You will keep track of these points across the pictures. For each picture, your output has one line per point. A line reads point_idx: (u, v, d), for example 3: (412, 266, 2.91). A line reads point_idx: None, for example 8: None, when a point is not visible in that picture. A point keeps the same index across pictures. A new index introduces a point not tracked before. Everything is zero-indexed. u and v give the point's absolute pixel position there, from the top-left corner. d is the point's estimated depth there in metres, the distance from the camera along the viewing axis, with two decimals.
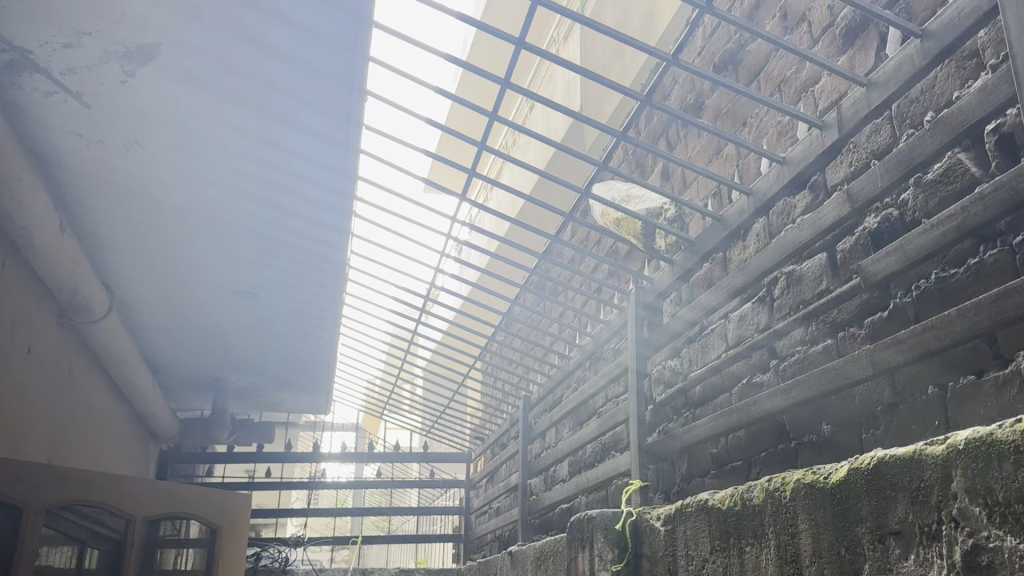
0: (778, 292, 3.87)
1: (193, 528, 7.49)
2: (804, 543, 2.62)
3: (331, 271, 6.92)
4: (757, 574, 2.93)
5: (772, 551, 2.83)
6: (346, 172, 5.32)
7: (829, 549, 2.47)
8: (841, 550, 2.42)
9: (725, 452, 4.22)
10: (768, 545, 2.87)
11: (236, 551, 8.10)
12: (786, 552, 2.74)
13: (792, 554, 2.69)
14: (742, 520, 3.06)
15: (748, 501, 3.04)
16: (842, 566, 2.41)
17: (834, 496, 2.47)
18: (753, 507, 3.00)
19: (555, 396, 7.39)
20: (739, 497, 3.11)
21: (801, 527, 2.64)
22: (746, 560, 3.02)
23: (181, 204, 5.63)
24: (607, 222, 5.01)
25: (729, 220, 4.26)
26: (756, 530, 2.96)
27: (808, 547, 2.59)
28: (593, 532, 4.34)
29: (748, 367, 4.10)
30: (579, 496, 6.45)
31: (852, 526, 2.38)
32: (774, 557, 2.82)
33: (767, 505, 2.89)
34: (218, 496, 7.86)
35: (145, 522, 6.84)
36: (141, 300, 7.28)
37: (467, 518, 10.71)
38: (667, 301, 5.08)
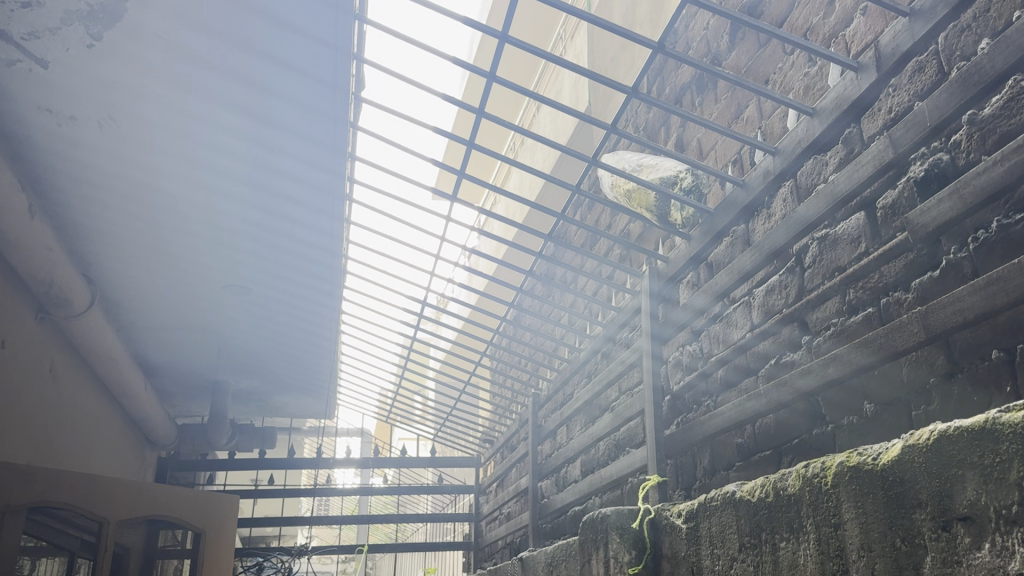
0: (810, 261, 3.50)
1: (178, 533, 7.22)
2: (850, 534, 2.22)
3: (329, 261, 6.58)
4: (795, 573, 2.54)
5: (812, 547, 2.44)
6: (338, 149, 4.99)
7: (882, 542, 2.07)
8: (895, 541, 2.02)
9: (752, 441, 3.85)
10: (807, 542, 2.48)
11: (220, 554, 7.88)
12: (829, 547, 2.35)
13: (836, 548, 2.29)
14: (774, 513, 2.68)
15: (781, 491, 2.67)
16: (897, 561, 2.01)
17: (884, 479, 2.08)
18: (788, 497, 2.61)
19: (565, 393, 7.00)
20: (772, 487, 2.72)
21: (845, 517, 2.25)
22: (781, 558, 2.63)
23: (164, 189, 5.35)
24: (618, 194, 4.60)
25: (751, 185, 3.88)
26: (793, 523, 2.58)
27: (854, 541, 2.19)
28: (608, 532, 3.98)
29: (775, 348, 3.72)
30: (593, 497, 6.07)
31: (907, 512, 1.99)
32: (815, 554, 2.42)
33: (805, 494, 2.51)
34: (202, 500, 7.59)
35: (122, 524, 6.41)
36: (129, 296, 6.98)
37: (477, 526, 10.30)
38: (682, 281, 4.70)
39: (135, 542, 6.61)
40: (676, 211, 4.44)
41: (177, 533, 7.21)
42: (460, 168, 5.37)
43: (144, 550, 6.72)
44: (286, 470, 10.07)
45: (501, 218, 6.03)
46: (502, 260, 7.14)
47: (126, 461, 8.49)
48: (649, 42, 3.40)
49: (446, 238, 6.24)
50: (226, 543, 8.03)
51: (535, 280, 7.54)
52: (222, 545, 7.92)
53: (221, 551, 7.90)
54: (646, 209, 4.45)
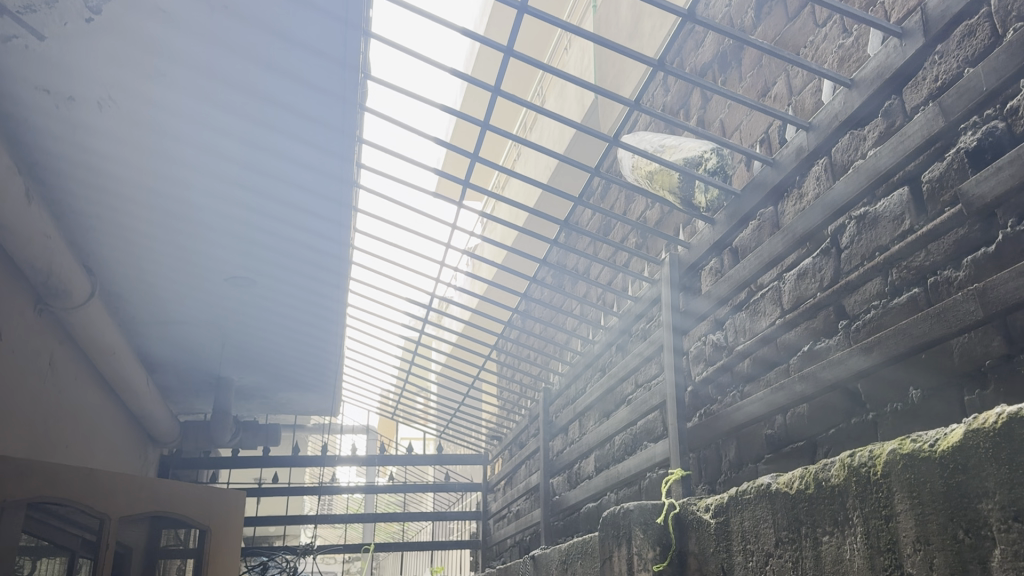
0: (847, 241, 3.33)
1: (184, 531, 7.07)
2: (904, 526, 2.03)
3: (336, 252, 6.44)
4: (840, 569, 2.36)
5: (860, 540, 2.25)
6: (344, 129, 4.86)
7: (942, 534, 1.88)
8: (957, 534, 1.84)
9: (784, 433, 3.68)
10: (853, 535, 2.30)
11: (229, 551, 7.70)
12: (879, 540, 2.17)
13: (888, 541, 2.11)
14: (815, 506, 2.49)
15: (823, 482, 2.48)
16: (958, 556, 1.83)
17: (944, 467, 1.90)
18: (832, 488, 2.43)
19: (577, 387, 6.83)
20: (814, 477, 2.54)
21: (899, 508, 2.06)
22: (824, 553, 2.45)
23: (166, 174, 5.21)
24: (639, 177, 4.43)
25: (782, 164, 3.71)
26: (838, 515, 2.39)
27: (909, 533, 2.01)
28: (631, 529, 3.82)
29: (809, 334, 3.55)
30: (608, 493, 5.90)
31: (972, 502, 1.80)
32: (863, 548, 2.24)
33: (851, 484, 2.32)
34: (210, 496, 7.43)
35: (125, 522, 6.27)
36: (130, 288, 6.82)
37: (485, 525, 10.13)
38: (704, 269, 4.54)
39: (138, 540, 6.46)
40: (701, 194, 4.23)
41: (183, 531, 7.06)
42: (470, 155, 5.15)
43: (148, 549, 6.57)
44: (290, 468, 9.90)
45: (513, 203, 5.83)
46: (512, 249, 6.97)
47: (127, 458, 8.32)
48: (678, 10, 3.23)
49: (455, 228, 6.07)
50: (232, 540, 7.79)
51: (544, 275, 7.37)
52: (227, 541, 7.69)
53: (226, 548, 7.68)
54: (668, 191, 4.25)
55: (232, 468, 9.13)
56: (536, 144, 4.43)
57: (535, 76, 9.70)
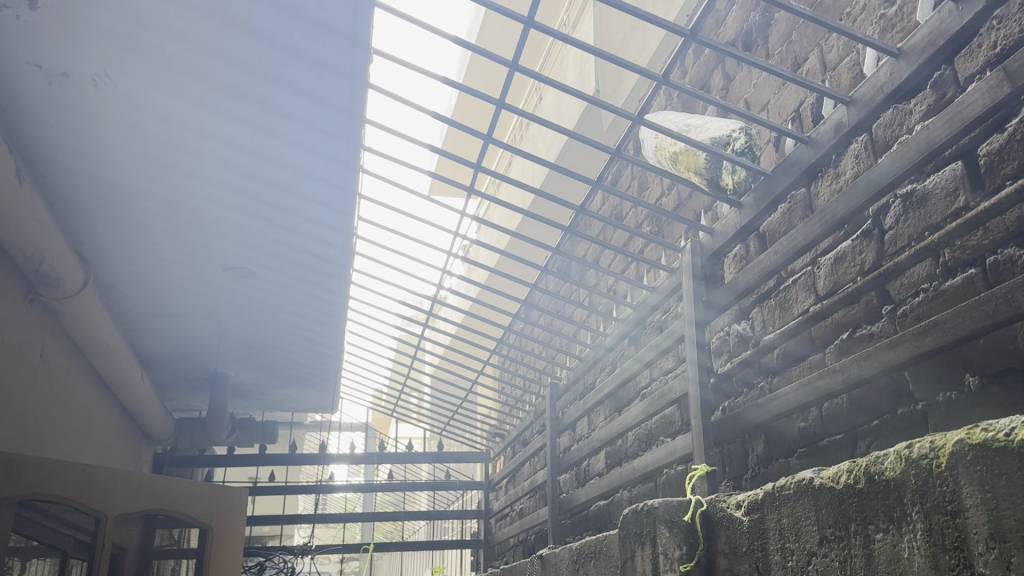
0: (891, 222, 3.14)
1: (181, 531, 6.84)
2: (973, 523, 1.81)
3: (339, 243, 6.26)
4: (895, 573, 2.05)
5: (921, 540, 1.97)
6: (348, 109, 4.69)
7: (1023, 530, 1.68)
8: None
9: (819, 426, 3.49)
10: (912, 533, 2.00)
11: (232, 551, 7.46)
12: (943, 539, 1.90)
13: (955, 539, 1.86)
14: (865, 502, 2.18)
15: (874, 476, 2.17)
16: None
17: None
18: (886, 482, 2.11)
19: (586, 382, 6.65)
20: (863, 469, 2.23)
21: (966, 504, 1.84)
22: (876, 553, 2.14)
23: (163, 157, 5.04)
24: (662, 158, 4.23)
25: (817, 143, 3.53)
26: (893, 512, 2.08)
27: (980, 530, 1.78)
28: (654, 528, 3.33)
29: (847, 321, 3.36)
30: (620, 490, 5.70)
31: None
32: (924, 548, 1.95)
33: (909, 477, 2.03)
34: (209, 494, 7.20)
35: (120, 520, 6.04)
36: (124, 278, 6.60)
37: (486, 524, 9.92)
38: (728, 256, 4.35)
39: (132, 539, 6.23)
40: (728, 175, 4.02)
41: (179, 530, 6.83)
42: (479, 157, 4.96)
43: (143, 549, 6.34)
44: (287, 467, 9.67)
45: (509, 204, 5.41)
46: (505, 254, 6.55)
47: (119, 455, 8.06)
48: None
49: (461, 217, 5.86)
50: (235, 530, 7.52)
51: (550, 268, 7.19)
52: (228, 530, 7.41)
53: (228, 540, 7.42)
54: (693, 173, 4.04)
55: (227, 466, 8.90)
56: (547, 124, 4.21)
57: (546, 42, 9.71)
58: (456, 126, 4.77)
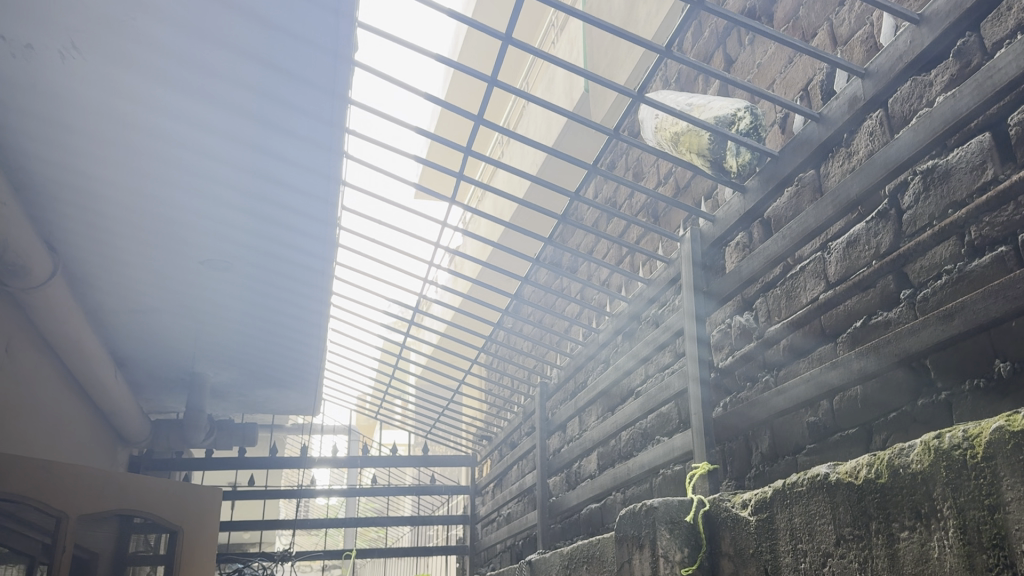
0: (910, 201, 2.95)
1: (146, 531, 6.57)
2: (1019, 519, 1.59)
3: (322, 233, 6.05)
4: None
5: (952, 538, 1.75)
6: (330, 88, 4.49)
7: None
8: None
9: (830, 420, 3.29)
10: (943, 531, 1.78)
11: (206, 551, 7.23)
12: (978, 536, 1.68)
13: (995, 536, 1.65)
14: (887, 498, 1.96)
15: (899, 469, 1.94)
16: None
17: None
18: (912, 475, 1.89)
19: (577, 381, 6.44)
20: (884, 462, 2.00)
21: (1007, 497, 1.63)
22: (900, 554, 1.91)
23: (137, 140, 4.82)
24: (662, 140, 4.03)
25: (829, 120, 3.35)
26: (919, 508, 1.86)
27: None
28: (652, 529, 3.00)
29: (861, 308, 3.17)
30: (613, 492, 5.48)
31: None
32: (956, 548, 1.74)
33: (937, 469, 1.81)
34: (180, 494, 6.95)
35: (85, 521, 5.79)
36: (97, 268, 6.35)
37: (473, 529, 9.67)
38: (729, 245, 4.17)
39: (102, 542, 5.97)
40: (731, 157, 3.78)
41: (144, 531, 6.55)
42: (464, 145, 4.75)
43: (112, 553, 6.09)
44: (267, 471, 9.40)
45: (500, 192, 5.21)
46: (498, 246, 6.19)
47: (93, 456, 7.79)
48: None
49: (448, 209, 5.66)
50: (207, 534, 7.24)
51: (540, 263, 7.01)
52: (199, 534, 7.12)
53: (200, 540, 7.18)
54: (695, 154, 3.84)
55: (205, 469, 8.63)
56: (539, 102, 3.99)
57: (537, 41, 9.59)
58: (444, 104, 4.57)
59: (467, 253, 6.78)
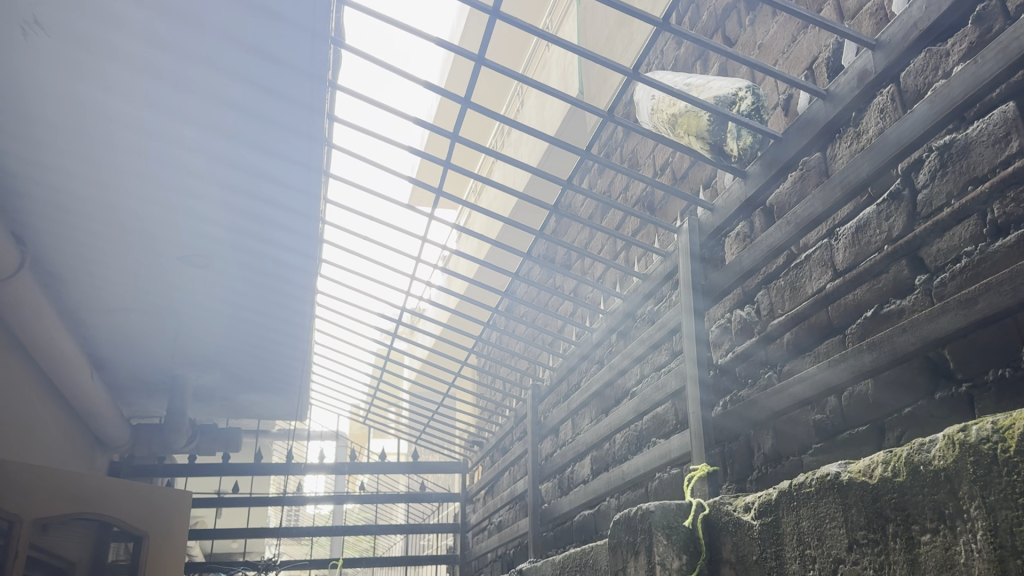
0: (925, 180, 2.75)
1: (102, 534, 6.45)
2: None
3: (306, 228, 5.84)
4: None
5: (981, 543, 1.53)
6: (312, 71, 4.30)
7: None
8: None
9: (839, 417, 3.08)
10: (971, 534, 1.56)
11: (173, 548, 7.20)
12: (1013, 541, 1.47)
13: None
14: (906, 499, 1.74)
15: (919, 466, 1.71)
16: None
17: None
18: (933, 473, 1.67)
19: (570, 383, 6.21)
20: (903, 459, 1.78)
21: None
22: (919, 561, 1.69)
23: (109, 124, 4.64)
24: (658, 123, 3.82)
25: (837, 97, 3.14)
26: (942, 509, 1.64)
27: None
28: (644, 534, 2.77)
29: (872, 296, 2.95)
30: (607, 498, 5.26)
31: None
32: (985, 556, 1.52)
33: (963, 464, 1.59)
34: (142, 495, 6.89)
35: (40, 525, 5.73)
36: (72, 261, 6.15)
37: (463, 538, 9.43)
38: (729, 235, 3.95)
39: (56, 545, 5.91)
40: (732, 141, 3.56)
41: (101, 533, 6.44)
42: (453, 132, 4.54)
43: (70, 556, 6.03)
44: (252, 477, 9.15)
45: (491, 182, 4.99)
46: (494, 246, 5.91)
47: (67, 459, 7.54)
48: None
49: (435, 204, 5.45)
50: (169, 533, 7.16)
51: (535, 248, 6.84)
52: (160, 536, 7.04)
53: (167, 538, 7.14)
54: (693, 136, 3.62)
55: (186, 475, 8.38)
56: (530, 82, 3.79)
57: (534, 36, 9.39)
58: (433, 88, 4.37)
59: (457, 252, 6.55)
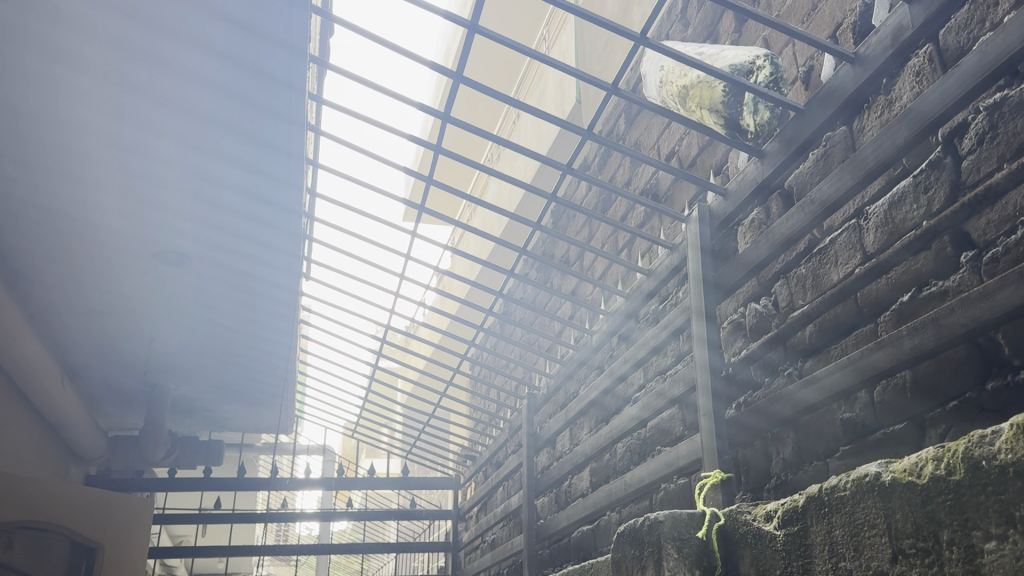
0: (971, 144, 2.45)
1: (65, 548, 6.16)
2: None
3: (291, 224, 5.51)
4: None
5: None
6: (291, 43, 4.02)
7: None
8: None
9: (872, 415, 2.76)
10: None
11: (133, 558, 6.99)
12: None
13: None
14: (956, 507, 1.40)
15: (980, 462, 1.37)
16: None
17: None
18: (1000, 470, 1.34)
19: (568, 390, 5.88)
20: (955, 454, 1.44)
21: None
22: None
23: (74, 100, 4.39)
24: (667, 96, 3.51)
25: (869, 60, 2.85)
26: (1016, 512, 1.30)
27: None
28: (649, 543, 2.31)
29: (909, 278, 2.65)
30: (608, 511, 4.91)
31: None
32: None
33: None
34: (105, 505, 6.65)
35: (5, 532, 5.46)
36: (44, 254, 5.86)
37: (455, 557, 9.06)
38: (742, 223, 3.64)
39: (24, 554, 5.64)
40: (748, 115, 3.25)
41: (64, 547, 6.15)
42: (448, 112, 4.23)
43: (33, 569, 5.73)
44: (235, 492, 8.77)
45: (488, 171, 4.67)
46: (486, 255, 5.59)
47: (32, 466, 7.14)
48: None
49: (421, 208, 5.12)
50: (121, 550, 6.84)
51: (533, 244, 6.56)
52: (115, 550, 6.73)
53: (127, 548, 6.93)
54: (706, 109, 3.32)
55: (164, 490, 8.00)
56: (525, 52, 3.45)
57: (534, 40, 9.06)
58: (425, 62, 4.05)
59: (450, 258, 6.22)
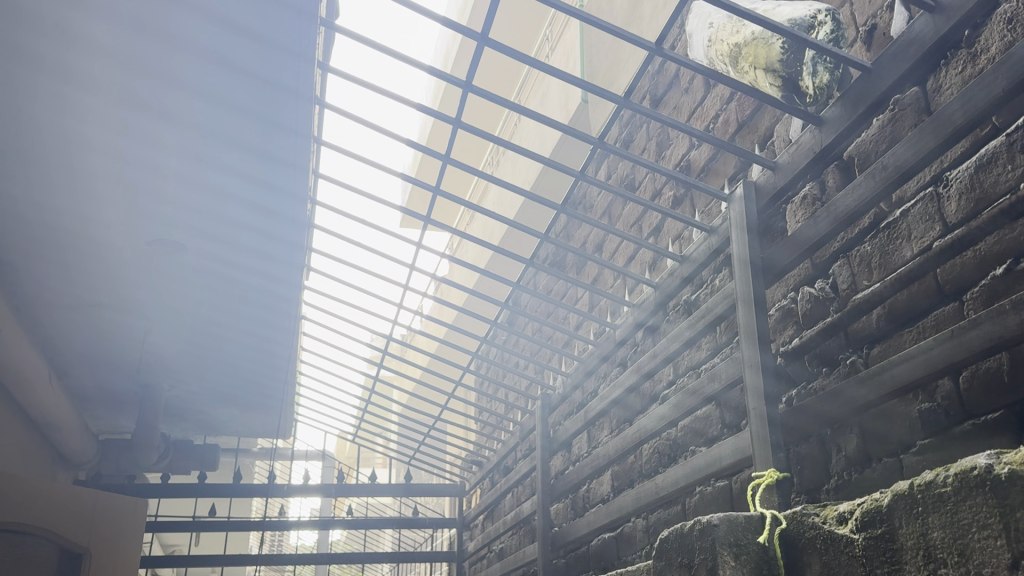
0: None
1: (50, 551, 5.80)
2: None
3: (297, 212, 5.16)
4: None
5: None
6: (298, 7, 3.69)
7: None
8: None
9: (958, 406, 2.44)
10: None
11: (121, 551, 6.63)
12: None
13: None
14: None
15: None
16: None
17: None
18: None
19: (586, 389, 5.56)
20: None
21: None
22: None
23: (60, 74, 4.05)
24: (718, 56, 3.26)
25: (951, 7, 2.55)
26: None
27: None
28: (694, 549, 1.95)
29: (1003, 250, 2.34)
30: (632, 518, 4.58)
31: None
32: None
33: None
34: (89, 498, 6.26)
35: None
36: (34, 246, 5.55)
37: (460, 566, 8.71)
38: (792, 200, 3.35)
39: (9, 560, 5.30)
40: (807, 77, 2.97)
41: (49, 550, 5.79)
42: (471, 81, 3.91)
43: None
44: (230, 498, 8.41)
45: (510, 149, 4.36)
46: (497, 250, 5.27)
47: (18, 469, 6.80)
48: None
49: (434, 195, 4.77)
50: (109, 541, 6.48)
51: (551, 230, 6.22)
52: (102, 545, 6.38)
53: (115, 539, 6.57)
54: (761, 70, 3.06)
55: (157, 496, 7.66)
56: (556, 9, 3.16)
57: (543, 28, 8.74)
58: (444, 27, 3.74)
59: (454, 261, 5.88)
